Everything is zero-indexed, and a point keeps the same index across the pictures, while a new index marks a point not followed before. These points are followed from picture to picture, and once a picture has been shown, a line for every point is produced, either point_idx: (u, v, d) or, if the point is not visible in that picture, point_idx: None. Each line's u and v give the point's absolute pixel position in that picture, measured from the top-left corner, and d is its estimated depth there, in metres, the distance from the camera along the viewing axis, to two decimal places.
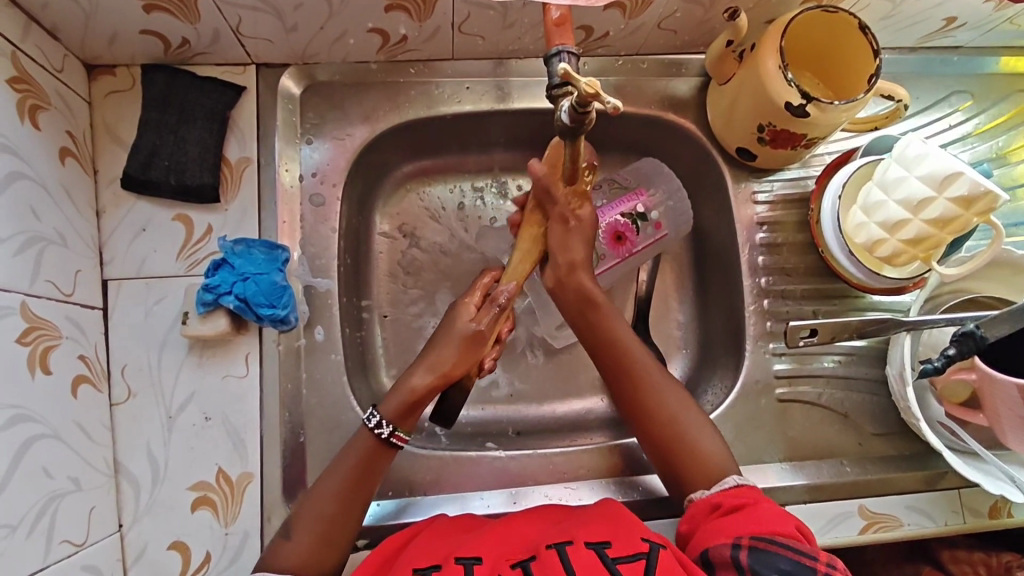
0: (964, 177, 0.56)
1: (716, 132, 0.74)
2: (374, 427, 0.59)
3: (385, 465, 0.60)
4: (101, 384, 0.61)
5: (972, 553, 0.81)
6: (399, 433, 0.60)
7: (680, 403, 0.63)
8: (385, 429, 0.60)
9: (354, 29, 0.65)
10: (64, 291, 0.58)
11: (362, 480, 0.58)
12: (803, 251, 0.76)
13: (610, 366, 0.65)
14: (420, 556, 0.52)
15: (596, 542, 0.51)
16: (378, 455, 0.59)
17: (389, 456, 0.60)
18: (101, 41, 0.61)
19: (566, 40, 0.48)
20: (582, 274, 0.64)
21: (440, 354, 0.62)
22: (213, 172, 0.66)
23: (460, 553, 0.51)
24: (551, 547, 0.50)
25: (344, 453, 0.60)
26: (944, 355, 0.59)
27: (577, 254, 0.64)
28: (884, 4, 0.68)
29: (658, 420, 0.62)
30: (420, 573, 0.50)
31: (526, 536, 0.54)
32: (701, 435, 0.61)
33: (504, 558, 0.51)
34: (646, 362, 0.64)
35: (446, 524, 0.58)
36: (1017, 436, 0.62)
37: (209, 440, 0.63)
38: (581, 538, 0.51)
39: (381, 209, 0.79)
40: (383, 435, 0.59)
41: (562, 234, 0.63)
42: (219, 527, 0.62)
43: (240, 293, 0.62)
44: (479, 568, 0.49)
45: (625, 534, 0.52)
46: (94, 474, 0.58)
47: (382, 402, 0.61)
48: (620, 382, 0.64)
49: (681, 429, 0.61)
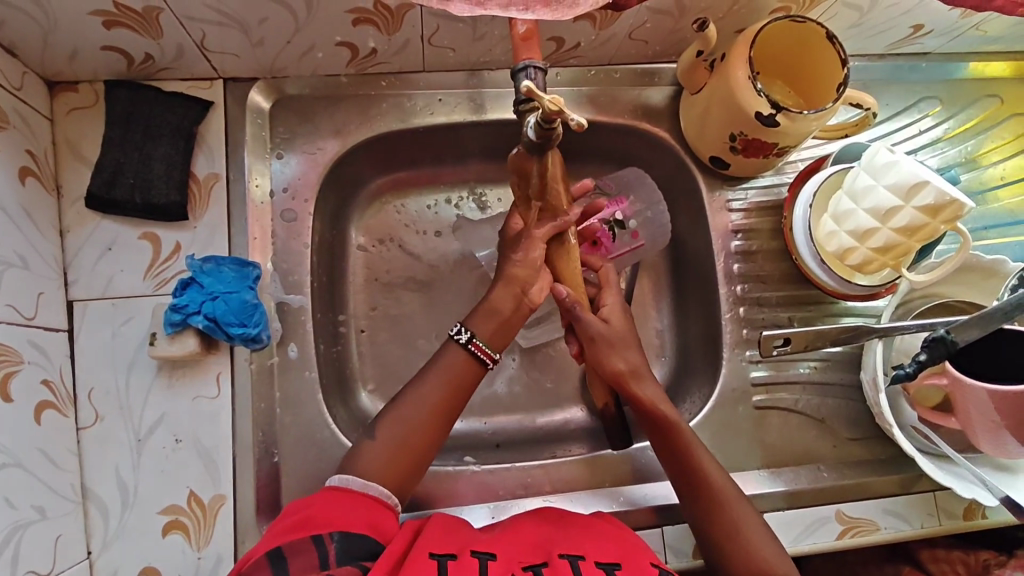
0: (931, 186, 0.57)
1: (690, 143, 0.74)
2: (455, 335, 0.62)
3: (474, 378, 0.62)
4: (67, 409, 0.60)
5: (950, 552, 0.82)
6: (478, 341, 0.62)
7: (743, 510, 0.59)
8: (463, 335, 0.62)
9: (322, 42, 0.64)
10: (25, 315, 0.56)
11: (452, 396, 0.61)
12: (777, 259, 0.76)
13: (677, 479, 0.62)
14: (434, 541, 0.52)
15: (606, 562, 0.52)
16: (466, 367, 0.62)
17: (478, 372, 0.63)
18: (61, 57, 0.60)
19: (533, 55, 0.48)
20: (634, 383, 0.64)
21: (520, 273, 0.64)
22: (180, 190, 0.65)
23: (475, 547, 0.53)
24: (564, 559, 0.51)
25: (437, 364, 0.62)
26: (916, 360, 0.61)
27: (627, 363, 0.64)
28: (851, 13, 0.68)
29: (727, 528, 0.58)
30: (437, 556, 0.50)
31: (534, 538, 0.55)
32: (759, 539, 0.57)
33: (517, 560, 0.52)
34: (721, 477, 0.61)
35: (446, 517, 0.58)
36: (989, 440, 0.63)
37: (180, 462, 0.62)
38: (592, 556, 0.52)
39: (356, 222, 0.78)
40: (462, 341, 0.62)
41: (600, 351, 0.64)
42: (191, 551, 0.61)
43: (209, 312, 0.61)
44: (494, 563, 0.51)
45: (636, 560, 0.53)
46: (60, 501, 0.57)
47: (471, 318, 0.63)
48: (683, 493, 0.61)
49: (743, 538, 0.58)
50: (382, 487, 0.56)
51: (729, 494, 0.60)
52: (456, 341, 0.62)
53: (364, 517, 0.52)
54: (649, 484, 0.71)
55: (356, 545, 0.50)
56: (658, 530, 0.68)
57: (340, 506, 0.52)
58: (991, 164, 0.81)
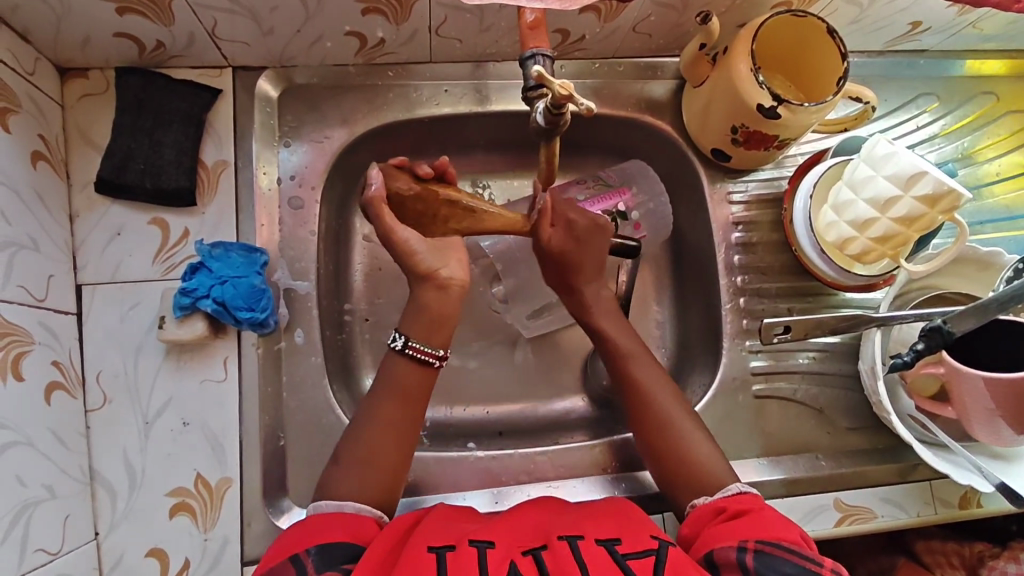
0: (930, 176, 0.58)
1: (693, 135, 0.75)
2: (392, 341, 0.62)
3: (425, 383, 0.62)
4: (75, 391, 0.60)
5: (946, 544, 0.83)
6: (415, 343, 0.62)
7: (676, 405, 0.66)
8: (399, 341, 0.62)
9: (330, 31, 0.65)
10: (36, 297, 0.57)
11: (406, 397, 0.61)
12: (777, 251, 0.78)
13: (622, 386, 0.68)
14: (432, 535, 0.52)
15: (606, 539, 0.52)
16: (418, 375, 0.62)
17: (427, 373, 0.62)
18: (73, 43, 0.61)
19: (541, 43, 0.49)
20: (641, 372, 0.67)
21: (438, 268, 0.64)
22: (190, 176, 0.66)
23: (473, 536, 0.52)
24: (563, 540, 0.52)
25: (380, 380, 0.62)
26: (914, 350, 0.62)
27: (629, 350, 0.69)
28: (851, 8, 0.70)
29: (667, 430, 0.64)
30: (435, 550, 0.50)
31: (533, 523, 0.55)
32: (693, 440, 0.63)
33: (517, 543, 0.52)
34: (648, 390, 0.66)
35: (447, 509, 0.59)
36: (984, 428, 0.64)
37: (187, 445, 0.62)
38: (591, 534, 0.53)
39: (361, 211, 0.79)
40: (399, 346, 0.62)
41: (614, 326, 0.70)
42: (198, 533, 0.61)
43: (217, 297, 0.62)
44: (492, 550, 0.50)
45: (634, 533, 0.54)
46: (69, 481, 0.57)
47: (404, 321, 0.63)
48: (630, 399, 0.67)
49: (680, 433, 0.64)
50: (357, 504, 0.56)
51: (662, 402, 0.66)
52: (394, 349, 0.62)
53: (342, 528, 0.53)
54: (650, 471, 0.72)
55: (336, 554, 0.50)
56: (659, 516, 0.69)
57: (323, 523, 0.53)
58: (986, 161, 0.82)
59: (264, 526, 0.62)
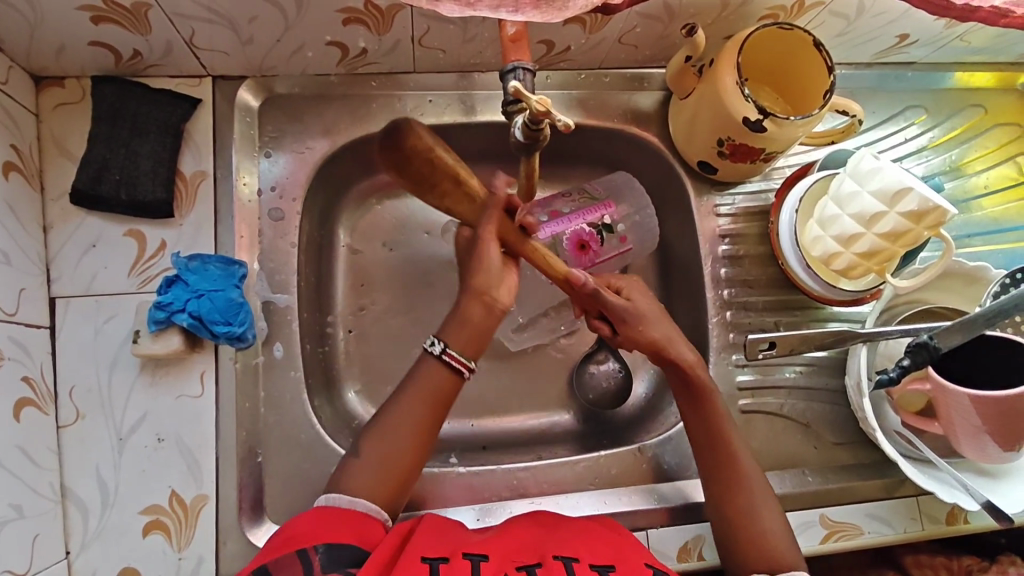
0: (914, 192, 0.57)
1: (679, 147, 0.75)
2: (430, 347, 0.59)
3: (453, 389, 0.59)
4: (47, 407, 0.59)
5: (933, 558, 0.83)
6: (452, 350, 0.58)
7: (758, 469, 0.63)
8: (437, 347, 0.59)
9: (312, 41, 0.64)
10: (6, 311, 0.56)
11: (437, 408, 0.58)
12: (764, 263, 0.77)
13: (708, 455, 0.64)
14: (428, 543, 0.52)
15: (601, 564, 0.51)
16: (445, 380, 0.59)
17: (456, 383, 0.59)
18: (48, 52, 0.60)
19: (523, 56, 0.49)
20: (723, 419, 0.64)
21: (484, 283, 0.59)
22: (167, 187, 0.64)
23: (468, 548, 0.52)
24: (558, 559, 0.51)
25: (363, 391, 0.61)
26: (899, 366, 0.60)
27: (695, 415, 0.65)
28: (838, 21, 0.69)
29: (738, 485, 0.62)
30: (430, 560, 0.49)
31: (528, 540, 0.55)
32: (760, 495, 0.62)
33: (511, 559, 0.51)
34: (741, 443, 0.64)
35: (439, 517, 0.58)
36: (971, 445, 0.64)
37: (162, 461, 0.61)
38: (586, 558, 0.52)
39: (344, 222, 0.77)
40: (435, 352, 0.59)
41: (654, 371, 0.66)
42: (172, 552, 0.60)
43: (194, 311, 0.61)
44: (487, 565, 0.50)
45: (629, 559, 0.53)
46: (39, 500, 0.56)
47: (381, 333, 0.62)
48: (707, 450, 0.64)
49: (749, 500, 0.62)
50: (368, 503, 0.54)
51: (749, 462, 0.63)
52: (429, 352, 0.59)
53: (349, 528, 0.51)
54: (636, 487, 0.71)
55: (343, 554, 0.49)
56: (644, 533, 0.68)
57: (328, 520, 0.51)
58: (974, 173, 0.82)
59: (240, 544, 0.61)
